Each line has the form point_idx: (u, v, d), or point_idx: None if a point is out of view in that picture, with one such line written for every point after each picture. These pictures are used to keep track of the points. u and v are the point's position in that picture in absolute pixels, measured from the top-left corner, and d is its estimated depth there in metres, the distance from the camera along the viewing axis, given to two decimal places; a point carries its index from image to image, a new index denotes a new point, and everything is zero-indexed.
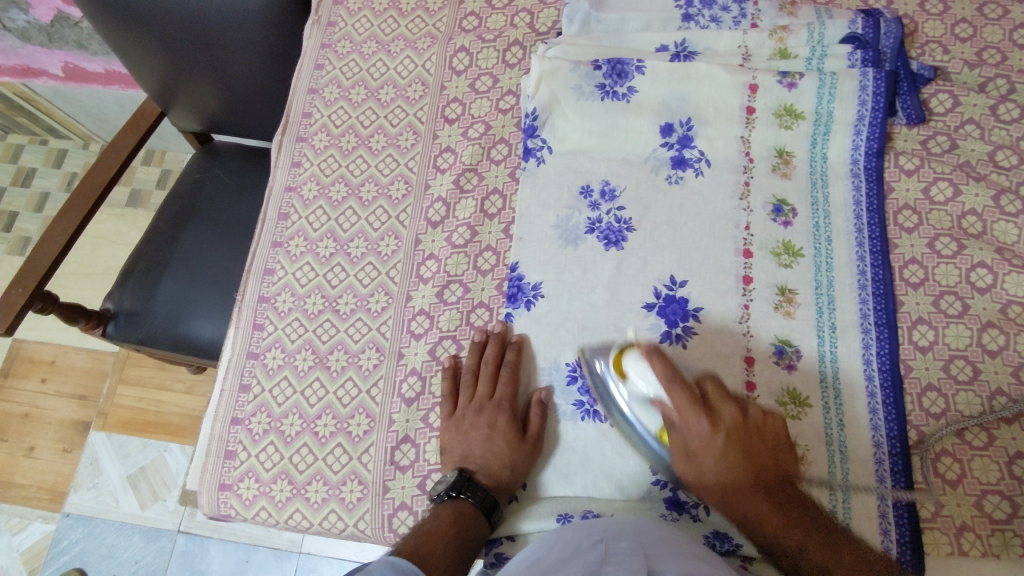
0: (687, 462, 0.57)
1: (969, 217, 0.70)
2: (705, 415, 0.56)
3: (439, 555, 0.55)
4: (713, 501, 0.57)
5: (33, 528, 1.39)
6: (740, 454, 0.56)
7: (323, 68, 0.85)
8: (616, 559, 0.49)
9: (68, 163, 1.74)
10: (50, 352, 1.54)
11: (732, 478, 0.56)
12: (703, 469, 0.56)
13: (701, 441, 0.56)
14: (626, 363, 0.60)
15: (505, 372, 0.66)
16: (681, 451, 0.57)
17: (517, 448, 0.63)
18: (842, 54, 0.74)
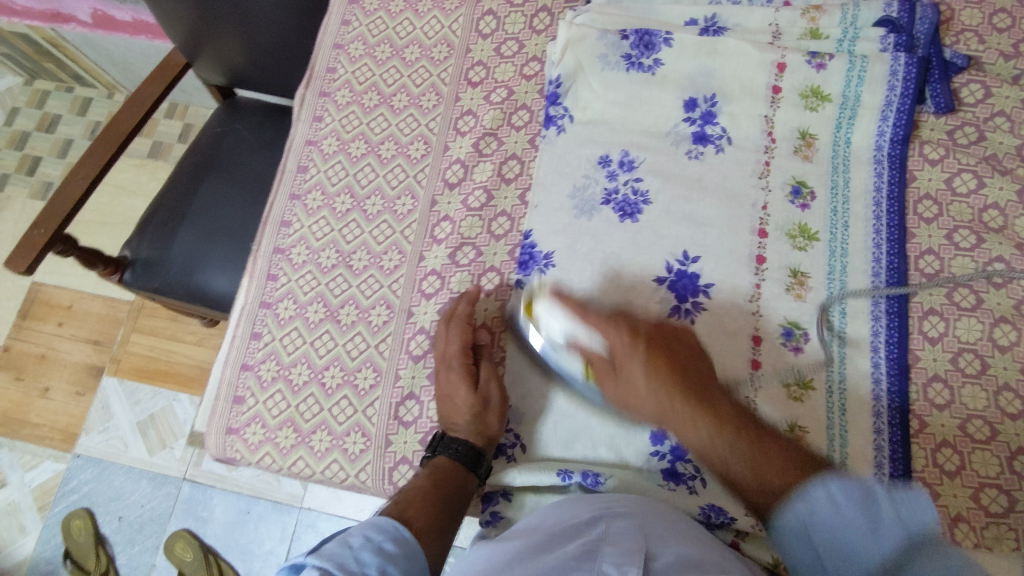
0: (609, 381, 0.62)
1: (990, 210, 0.69)
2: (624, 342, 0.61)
3: (421, 507, 0.57)
4: (639, 373, 0.61)
5: (45, 466, 1.43)
6: (664, 361, 0.61)
7: (350, 24, 0.85)
8: (614, 536, 0.51)
9: (92, 111, 1.75)
10: (67, 297, 1.57)
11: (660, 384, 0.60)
12: (637, 398, 0.61)
13: (620, 347, 0.62)
14: (537, 306, 0.66)
15: (454, 328, 0.66)
16: (606, 371, 0.63)
17: (472, 400, 0.63)
18: (875, 37, 0.72)
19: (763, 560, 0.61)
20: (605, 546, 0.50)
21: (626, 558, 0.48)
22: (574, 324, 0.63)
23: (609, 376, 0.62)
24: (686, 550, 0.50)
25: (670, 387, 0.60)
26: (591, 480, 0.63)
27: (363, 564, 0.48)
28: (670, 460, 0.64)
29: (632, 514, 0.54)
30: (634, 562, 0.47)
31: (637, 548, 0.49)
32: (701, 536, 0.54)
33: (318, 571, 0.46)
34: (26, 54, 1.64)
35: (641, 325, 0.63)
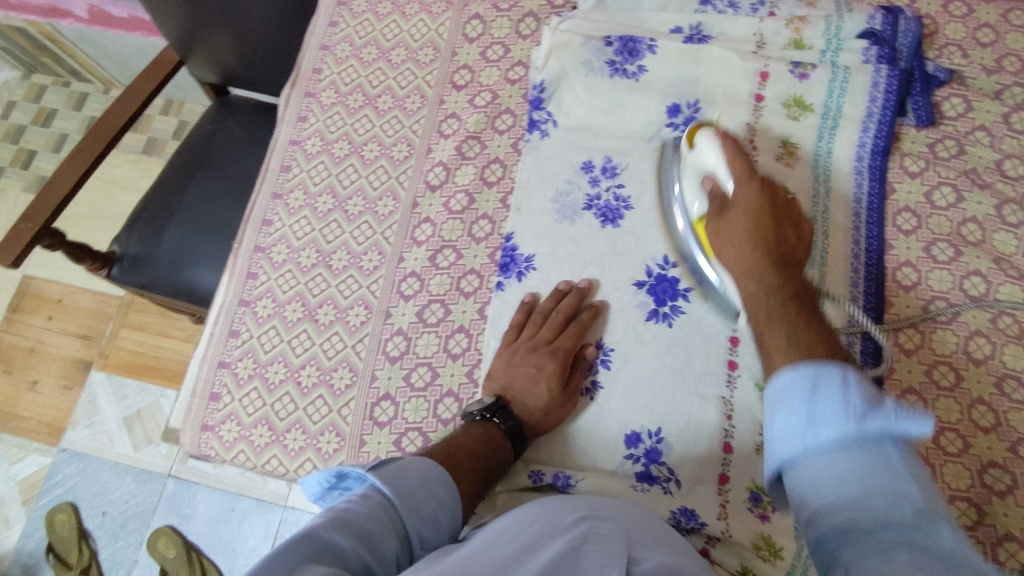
0: (716, 223, 0.62)
1: (969, 224, 0.69)
2: (751, 180, 0.61)
3: (467, 469, 0.58)
4: (737, 248, 0.59)
5: (31, 459, 1.43)
6: (773, 236, 0.58)
7: (337, 25, 0.85)
8: (599, 537, 0.49)
9: (88, 106, 1.75)
10: (58, 291, 1.57)
11: (760, 232, 0.58)
12: (728, 253, 0.60)
13: (744, 194, 0.61)
14: (698, 136, 0.66)
15: (572, 326, 0.66)
16: (717, 212, 0.62)
17: (556, 397, 0.63)
18: (857, 49, 0.73)
19: (731, 566, 0.60)
20: (588, 544, 0.48)
21: (612, 561, 0.46)
22: (720, 159, 0.63)
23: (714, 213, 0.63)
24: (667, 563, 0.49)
25: (763, 248, 0.58)
26: (562, 478, 0.64)
27: (417, 500, 0.51)
28: (645, 463, 0.63)
29: (613, 517, 0.53)
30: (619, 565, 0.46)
31: (621, 551, 0.47)
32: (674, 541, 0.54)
33: (375, 497, 0.49)
34: (24, 48, 1.64)
35: (782, 206, 0.60)
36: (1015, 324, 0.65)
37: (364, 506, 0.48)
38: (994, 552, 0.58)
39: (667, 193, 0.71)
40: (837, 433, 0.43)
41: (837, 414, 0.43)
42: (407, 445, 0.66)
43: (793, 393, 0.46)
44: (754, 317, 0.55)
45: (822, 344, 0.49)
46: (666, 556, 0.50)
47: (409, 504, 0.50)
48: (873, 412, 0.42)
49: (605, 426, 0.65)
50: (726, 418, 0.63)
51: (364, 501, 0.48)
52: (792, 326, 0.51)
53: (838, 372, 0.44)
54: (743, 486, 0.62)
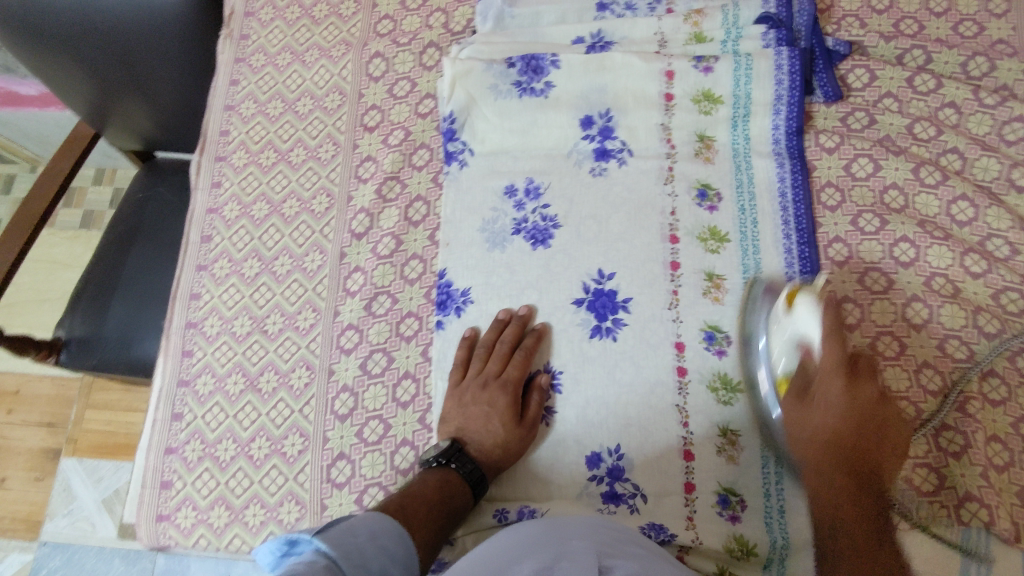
0: (802, 405, 0.59)
1: (891, 190, 0.70)
2: (841, 371, 0.57)
3: (423, 517, 0.57)
4: (828, 346, 0.57)
5: (11, 559, 1.39)
6: (851, 370, 0.57)
7: (238, 83, 0.84)
8: (572, 555, 0.50)
9: (16, 187, 1.65)
10: (13, 382, 1.52)
11: (840, 433, 0.57)
12: (811, 422, 0.58)
13: (834, 385, 0.57)
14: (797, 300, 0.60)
15: (517, 355, 0.65)
16: (799, 393, 0.59)
17: (513, 431, 0.63)
18: (757, 35, 0.73)
19: (708, 570, 0.61)
20: (562, 562, 0.49)
21: None
22: (818, 333, 0.58)
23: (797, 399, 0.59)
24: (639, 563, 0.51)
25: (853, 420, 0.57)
26: (526, 512, 0.63)
27: (365, 557, 0.49)
28: (609, 482, 0.63)
29: (581, 530, 0.54)
30: None
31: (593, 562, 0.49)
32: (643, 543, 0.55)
33: (322, 561, 0.46)
34: None
35: (864, 366, 0.58)
36: (948, 284, 0.66)
37: (312, 570, 0.44)
38: (958, 513, 0.59)
39: (749, 323, 0.65)
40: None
41: None
42: (368, 502, 0.64)
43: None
44: (812, 424, 0.58)
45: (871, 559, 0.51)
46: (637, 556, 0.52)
47: (357, 562, 0.48)
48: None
49: (565, 450, 0.65)
50: (683, 426, 0.63)
51: (312, 564, 0.45)
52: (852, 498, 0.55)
53: None
54: (709, 490, 0.62)
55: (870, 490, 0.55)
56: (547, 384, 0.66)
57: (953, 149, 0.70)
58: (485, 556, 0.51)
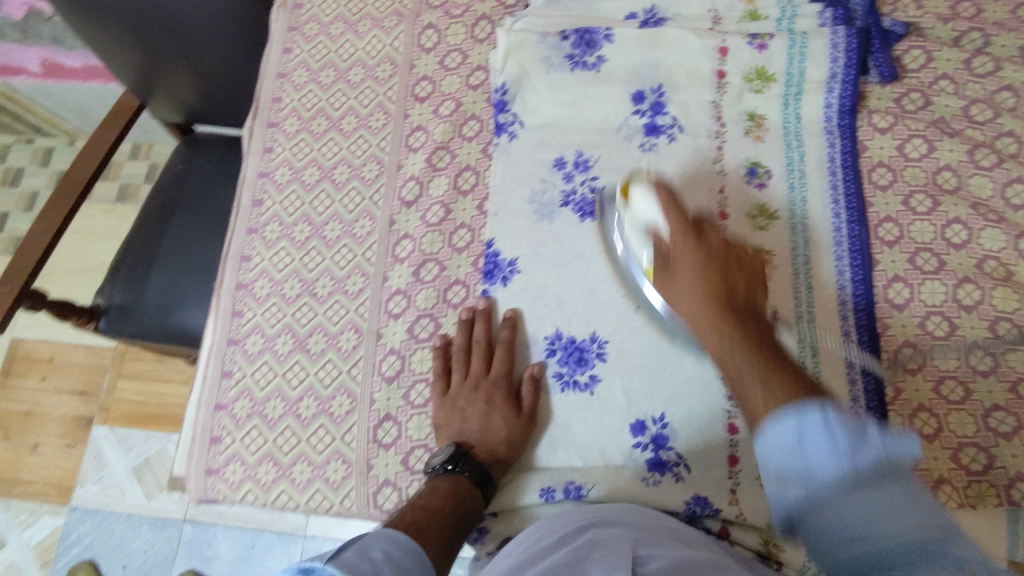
0: (667, 277, 0.59)
1: (944, 172, 0.69)
2: (688, 233, 0.58)
3: (441, 526, 0.53)
4: (666, 219, 0.60)
5: (43, 522, 1.42)
6: (710, 254, 0.57)
7: (292, 51, 0.85)
8: (606, 542, 0.50)
9: (55, 161, 1.71)
10: (49, 350, 1.55)
11: (711, 286, 0.56)
12: (684, 288, 0.58)
13: (683, 244, 0.58)
14: (632, 191, 0.63)
15: (499, 350, 0.66)
16: (664, 269, 0.60)
17: (514, 424, 0.64)
18: (812, 14, 0.73)
19: (752, 543, 0.61)
20: (593, 552, 0.48)
21: (616, 559, 0.46)
22: (658, 212, 0.60)
23: (664, 273, 0.60)
24: (679, 555, 0.48)
25: (707, 259, 0.57)
26: (573, 489, 0.63)
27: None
28: (653, 450, 0.63)
29: (623, 523, 0.54)
30: (627, 561, 0.46)
31: (626, 551, 0.47)
32: (689, 535, 0.55)
33: None
34: None
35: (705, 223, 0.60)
36: (1000, 267, 0.65)
37: None
38: (1008, 492, 0.59)
39: (621, 266, 0.67)
40: (832, 475, 0.43)
41: (827, 452, 0.43)
42: (414, 463, 0.66)
43: (782, 440, 0.46)
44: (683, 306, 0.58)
45: (795, 389, 0.48)
46: (678, 551, 0.49)
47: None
48: (857, 447, 0.43)
49: (611, 417, 0.65)
50: (728, 401, 0.63)
51: None
52: (730, 320, 0.54)
53: (819, 414, 0.45)
54: (754, 465, 0.61)
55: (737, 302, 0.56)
56: (540, 375, 0.66)
57: (1010, 132, 0.69)
58: (520, 553, 0.53)
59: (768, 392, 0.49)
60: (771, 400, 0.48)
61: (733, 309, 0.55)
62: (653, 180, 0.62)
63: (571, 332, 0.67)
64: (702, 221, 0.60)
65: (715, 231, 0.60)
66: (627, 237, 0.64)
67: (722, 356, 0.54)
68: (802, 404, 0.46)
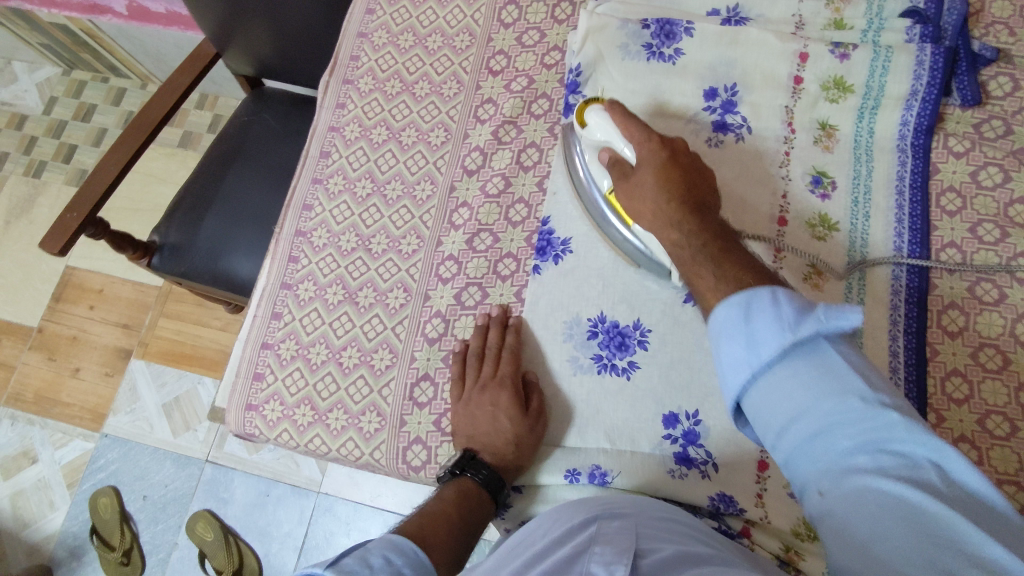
0: (625, 185, 0.61)
1: (1016, 205, 0.68)
2: (653, 140, 0.60)
3: (442, 537, 0.56)
4: (628, 129, 0.61)
5: (74, 445, 1.47)
6: (664, 181, 0.58)
7: (374, 13, 0.87)
8: (608, 535, 0.49)
9: (126, 101, 1.77)
10: (99, 281, 1.60)
11: (667, 194, 0.58)
12: (642, 198, 0.59)
13: (648, 157, 0.60)
14: (587, 114, 0.65)
15: (504, 353, 0.66)
16: (625, 179, 0.62)
17: (520, 425, 0.62)
18: (900, 28, 0.71)
19: (773, 548, 0.59)
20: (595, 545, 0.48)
21: (618, 557, 0.46)
22: (613, 130, 0.63)
23: (623, 181, 0.62)
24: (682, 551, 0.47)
25: (662, 182, 0.58)
26: (598, 475, 0.62)
27: None
28: (682, 445, 0.63)
29: (627, 514, 0.53)
30: (627, 559, 0.46)
31: (628, 544, 0.47)
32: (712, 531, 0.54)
33: None
34: (65, 45, 1.67)
35: (670, 126, 0.61)
36: None
37: None
38: None
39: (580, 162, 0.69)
40: (774, 349, 0.42)
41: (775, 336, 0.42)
42: (447, 425, 0.67)
43: (728, 322, 0.44)
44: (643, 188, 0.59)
45: (744, 280, 0.48)
46: (681, 545, 0.49)
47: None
48: (803, 319, 0.41)
49: (644, 404, 0.64)
50: None
51: None
52: (692, 228, 0.55)
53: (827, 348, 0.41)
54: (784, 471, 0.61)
55: (695, 208, 0.57)
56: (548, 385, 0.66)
57: None
58: (520, 543, 0.52)
59: (722, 281, 0.49)
60: (711, 267, 0.51)
61: (684, 204, 0.57)
62: (607, 100, 0.64)
63: (614, 316, 0.67)
64: (666, 132, 0.62)
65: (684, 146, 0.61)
66: (593, 166, 0.67)
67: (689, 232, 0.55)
68: (755, 289, 0.44)
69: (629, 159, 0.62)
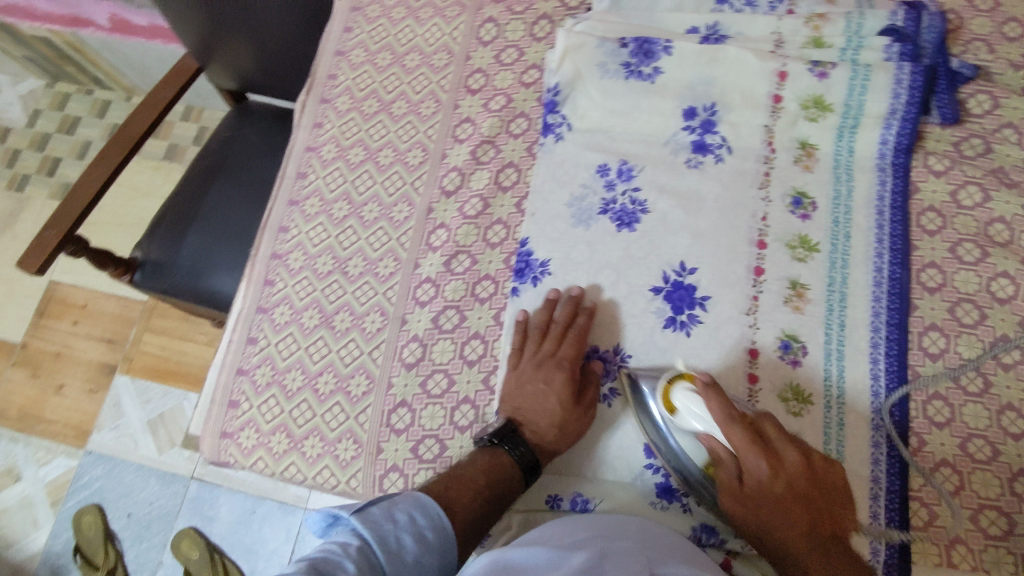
0: (739, 500, 0.55)
1: (996, 224, 0.68)
2: (755, 445, 0.54)
3: (465, 502, 0.58)
4: (731, 432, 0.54)
5: (57, 462, 1.45)
6: (780, 506, 0.54)
7: (352, 31, 0.86)
8: (619, 554, 0.50)
9: (110, 114, 1.75)
10: (82, 296, 1.59)
11: (785, 501, 0.54)
12: (764, 537, 0.55)
13: (756, 470, 0.54)
14: (676, 397, 0.58)
15: (570, 334, 0.65)
16: (732, 483, 0.55)
17: (570, 411, 0.62)
18: (879, 46, 0.71)
19: None
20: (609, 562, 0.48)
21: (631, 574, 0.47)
22: (709, 417, 0.56)
23: (732, 487, 0.55)
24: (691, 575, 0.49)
25: (790, 497, 0.54)
26: (580, 502, 0.63)
27: (401, 545, 0.51)
28: (664, 475, 0.62)
29: (633, 538, 0.54)
30: None
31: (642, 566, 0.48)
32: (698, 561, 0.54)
33: (356, 543, 0.50)
34: (48, 58, 1.66)
35: (769, 431, 0.56)
36: None
37: (343, 553, 0.48)
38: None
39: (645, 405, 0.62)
40: None
41: None
42: (424, 452, 0.66)
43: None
44: (757, 502, 0.54)
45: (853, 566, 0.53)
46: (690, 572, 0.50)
47: (391, 550, 0.50)
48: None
49: (626, 433, 0.64)
50: None
51: (345, 548, 0.49)
52: (806, 528, 0.54)
53: None
54: None
55: (822, 535, 0.54)
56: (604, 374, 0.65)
57: None
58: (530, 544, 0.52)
59: (828, 560, 0.53)
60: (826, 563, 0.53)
61: (808, 530, 0.54)
62: (703, 383, 0.57)
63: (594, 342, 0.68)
64: (762, 421, 0.56)
65: (783, 438, 0.55)
66: (673, 424, 0.59)
67: (789, 543, 0.54)
68: None
69: (725, 445, 0.56)
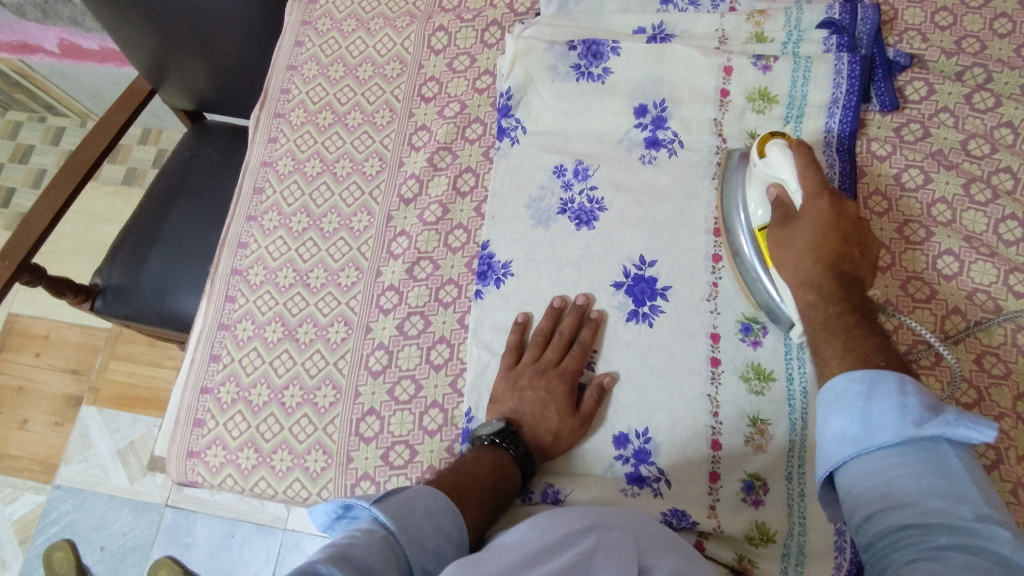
0: (784, 229, 0.61)
1: (938, 205, 0.70)
2: (825, 196, 0.60)
3: (475, 499, 0.57)
4: (806, 175, 0.61)
5: (25, 498, 1.41)
6: (835, 253, 0.58)
7: (303, 45, 0.86)
8: (610, 546, 0.49)
9: (65, 140, 1.72)
10: (44, 327, 1.55)
11: (827, 255, 0.58)
12: (795, 248, 0.60)
13: (817, 209, 0.60)
14: (770, 145, 0.64)
15: (575, 348, 0.65)
16: (783, 222, 0.61)
17: (567, 421, 0.62)
18: (818, 39, 0.74)
19: (725, 558, 0.60)
20: (599, 557, 0.47)
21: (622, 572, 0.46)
22: (791, 169, 0.61)
23: (780, 224, 0.61)
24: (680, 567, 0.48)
25: (832, 246, 0.58)
26: (551, 494, 0.64)
27: (422, 533, 0.51)
28: (634, 464, 0.63)
29: (622, 524, 0.52)
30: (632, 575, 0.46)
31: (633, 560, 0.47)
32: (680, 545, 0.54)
33: (379, 531, 0.49)
34: None
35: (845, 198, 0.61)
36: (990, 300, 0.65)
37: (368, 538, 0.47)
38: None
39: (731, 196, 0.68)
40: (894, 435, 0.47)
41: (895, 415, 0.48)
42: (395, 458, 0.66)
43: (848, 394, 0.51)
44: (801, 239, 0.60)
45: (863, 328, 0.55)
46: (678, 562, 0.50)
47: (413, 538, 0.50)
48: (931, 419, 0.46)
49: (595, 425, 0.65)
50: (713, 416, 0.63)
51: (369, 533, 0.48)
52: (840, 291, 0.57)
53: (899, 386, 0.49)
54: (735, 480, 0.61)
55: (854, 296, 0.57)
56: (609, 384, 0.65)
57: (1006, 168, 0.69)
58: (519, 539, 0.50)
59: (846, 315, 0.55)
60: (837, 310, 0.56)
61: (844, 280, 0.57)
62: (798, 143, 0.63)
63: None
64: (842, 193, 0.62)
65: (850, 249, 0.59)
66: (751, 190, 0.65)
67: (816, 309, 0.57)
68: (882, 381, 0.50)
69: (794, 204, 0.61)
